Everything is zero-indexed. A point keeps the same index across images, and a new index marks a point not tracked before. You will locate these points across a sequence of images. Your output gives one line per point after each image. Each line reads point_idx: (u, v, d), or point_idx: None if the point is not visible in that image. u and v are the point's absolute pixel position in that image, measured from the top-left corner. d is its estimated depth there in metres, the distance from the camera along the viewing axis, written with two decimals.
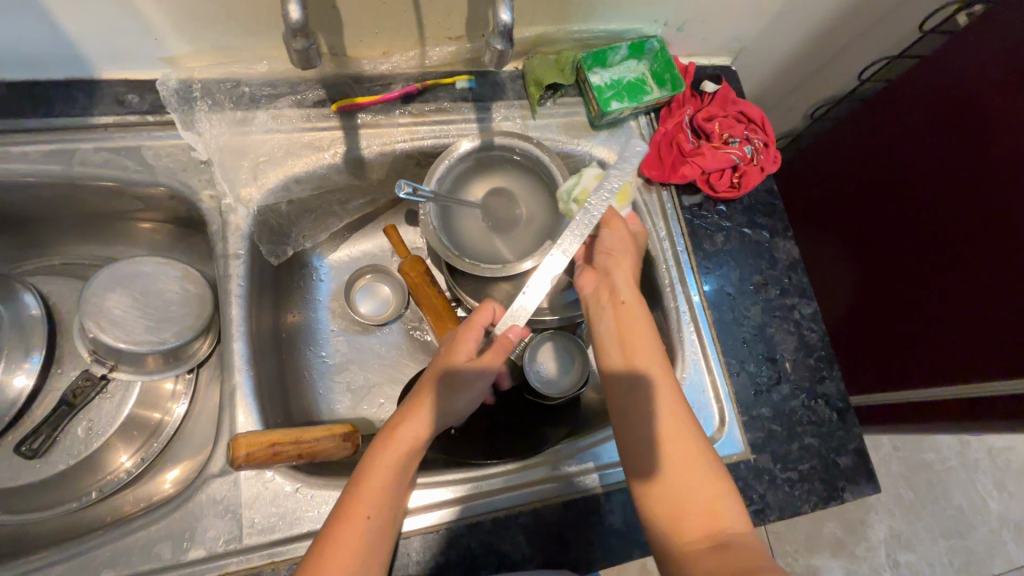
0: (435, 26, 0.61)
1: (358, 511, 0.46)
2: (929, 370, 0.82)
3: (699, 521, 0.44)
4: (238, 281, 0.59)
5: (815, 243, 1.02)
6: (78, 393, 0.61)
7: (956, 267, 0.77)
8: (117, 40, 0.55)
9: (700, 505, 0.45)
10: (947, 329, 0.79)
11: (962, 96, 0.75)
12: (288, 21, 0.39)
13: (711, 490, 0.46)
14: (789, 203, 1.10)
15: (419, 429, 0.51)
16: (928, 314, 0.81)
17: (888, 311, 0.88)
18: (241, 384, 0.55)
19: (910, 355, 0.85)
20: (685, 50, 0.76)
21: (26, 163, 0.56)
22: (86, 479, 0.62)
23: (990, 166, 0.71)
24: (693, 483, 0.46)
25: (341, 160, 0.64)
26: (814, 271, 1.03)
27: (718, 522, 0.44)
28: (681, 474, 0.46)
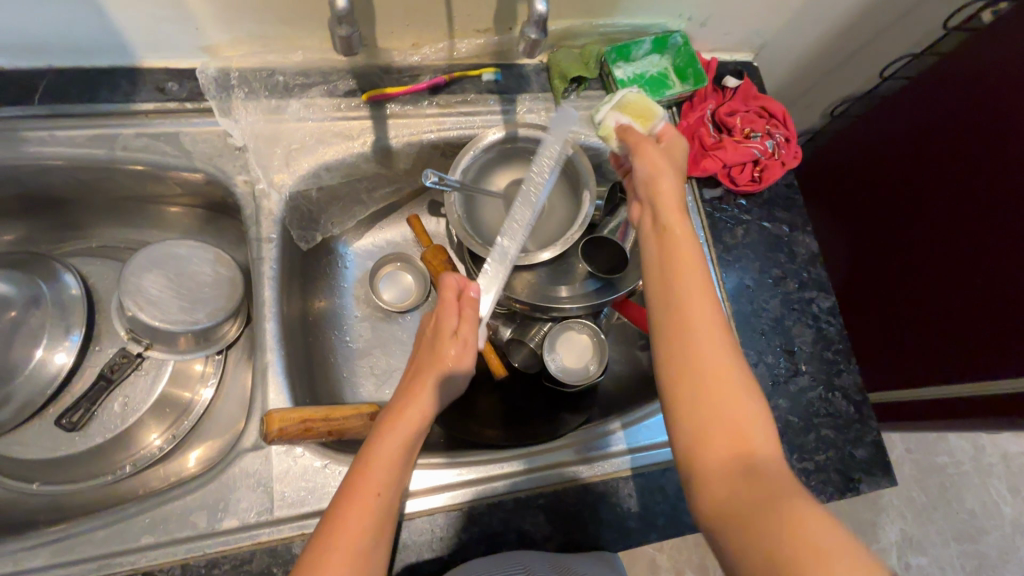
0: (464, 18, 0.62)
1: (365, 488, 0.46)
2: (944, 369, 0.82)
3: (726, 438, 0.40)
4: (269, 264, 0.60)
5: (833, 242, 1.02)
6: (116, 368, 0.63)
7: (976, 268, 0.77)
8: (160, 29, 0.57)
9: (734, 424, 0.40)
10: (962, 327, 0.79)
11: (990, 96, 0.74)
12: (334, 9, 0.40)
13: (750, 413, 0.41)
14: (807, 201, 1.10)
15: (425, 405, 0.51)
16: (947, 314, 0.81)
17: (905, 310, 0.88)
18: (272, 363, 0.57)
19: (925, 353, 0.85)
20: (708, 46, 0.76)
21: (71, 146, 0.59)
22: (120, 453, 0.64)
23: (1010, 165, 0.72)
24: (733, 401, 0.41)
25: (370, 148, 0.65)
26: (830, 269, 1.03)
27: (754, 445, 0.40)
28: (715, 405, 0.41)
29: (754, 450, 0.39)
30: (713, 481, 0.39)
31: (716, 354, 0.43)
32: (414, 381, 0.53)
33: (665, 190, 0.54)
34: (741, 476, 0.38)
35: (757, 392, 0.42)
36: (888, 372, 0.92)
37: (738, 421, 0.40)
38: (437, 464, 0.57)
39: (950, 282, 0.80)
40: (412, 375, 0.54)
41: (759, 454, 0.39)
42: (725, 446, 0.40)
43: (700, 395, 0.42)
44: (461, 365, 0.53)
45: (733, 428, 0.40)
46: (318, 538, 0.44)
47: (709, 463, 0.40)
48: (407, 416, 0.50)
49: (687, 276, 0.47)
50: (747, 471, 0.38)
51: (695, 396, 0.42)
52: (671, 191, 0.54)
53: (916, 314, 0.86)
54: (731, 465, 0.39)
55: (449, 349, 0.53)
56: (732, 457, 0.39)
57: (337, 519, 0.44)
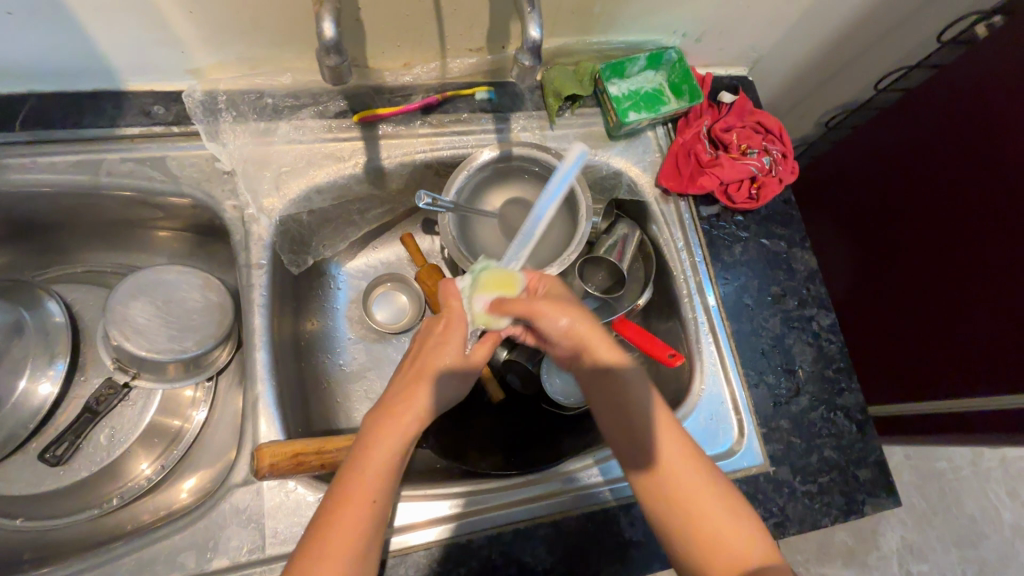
0: (456, 38, 0.62)
1: (362, 497, 0.43)
2: (951, 383, 0.81)
3: (724, 572, 0.43)
4: (260, 290, 0.59)
5: (831, 254, 1.02)
6: (101, 400, 0.62)
7: (977, 282, 0.76)
8: (145, 51, 0.56)
9: (728, 550, 0.43)
10: (963, 339, 0.78)
11: (985, 105, 0.74)
12: (322, 39, 0.37)
13: (732, 521, 0.44)
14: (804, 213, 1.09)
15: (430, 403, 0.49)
16: (951, 324, 0.80)
17: (910, 319, 0.86)
18: (263, 394, 0.56)
19: (927, 365, 0.84)
20: (703, 61, 0.76)
21: (55, 173, 0.57)
22: (107, 486, 0.62)
23: (1004, 173, 0.71)
24: (720, 517, 0.45)
25: (362, 170, 0.64)
26: (828, 281, 1.03)
27: (746, 556, 0.43)
28: (708, 521, 0.44)
29: (749, 566, 0.43)
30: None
31: (694, 475, 0.46)
32: (409, 380, 0.50)
33: (587, 335, 0.51)
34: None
35: (716, 485, 0.46)
36: (892, 384, 0.90)
37: (719, 524, 0.44)
38: (432, 495, 0.55)
39: (954, 291, 0.79)
40: (406, 376, 0.51)
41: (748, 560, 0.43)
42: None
43: (689, 527, 0.44)
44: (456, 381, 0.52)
45: (726, 549, 0.43)
46: (313, 549, 0.41)
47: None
48: (408, 417, 0.47)
49: (643, 416, 0.48)
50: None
51: (697, 539, 0.44)
52: (601, 336, 0.51)
53: (920, 324, 0.84)
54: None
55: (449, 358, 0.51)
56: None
57: (338, 509, 0.43)
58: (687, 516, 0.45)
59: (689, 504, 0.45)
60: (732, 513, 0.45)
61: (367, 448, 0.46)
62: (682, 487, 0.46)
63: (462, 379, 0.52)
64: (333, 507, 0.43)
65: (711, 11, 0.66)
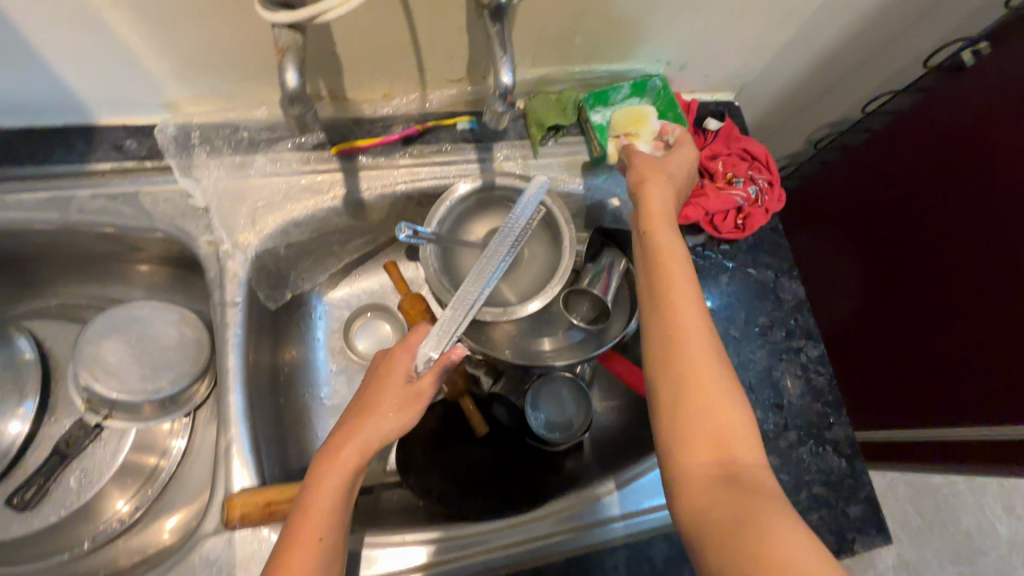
0: (435, 70, 0.61)
1: (308, 537, 0.44)
2: (958, 411, 0.79)
3: (708, 447, 0.41)
4: (233, 330, 0.57)
5: (825, 281, 1.01)
6: (71, 442, 0.60)
7: (979, 302, 0.75)
8: (115, 87, 0.54)
9: (718, 428, 0.42)
10: (966, 362, 0.77)
11: (973, 128, 0.74)
12: (285, 89, 0.38)
13: (732, 404, 0.43)
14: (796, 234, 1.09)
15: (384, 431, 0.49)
16: (950, 348, 0.79)
17: (909, 343, 0.85)
18: (236, 439, 0.54)
19: (930, 391, 0.83)
20: (688, 87, 0.75)
21: (23, 211, 0.56)
22: (80, 528, 0.60)
23: (1002, 193, 0.71)
24: (720, 399, 0.43)
25: (341, 202, 0.63)
26: (824, 306, 1.02)
27: (739, 441, 0.41)
28: (705, 393, 0.43)
29: (735, 454, 0.41)
30: (694, 489, 0.40)
31: (703, 348, 0.45)
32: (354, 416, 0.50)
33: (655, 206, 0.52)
34: (725, 482, 0.40)
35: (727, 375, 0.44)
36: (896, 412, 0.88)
37: (717, 408, 0.42)
38: (412, 541, 0.54)
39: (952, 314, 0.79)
40: (354, 411, 0.51)
41: (737, 451, 0.41)
42: (706, 452, 0.41)
43: (684, 380, 0.43)
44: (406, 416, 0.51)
45: (712, 429, 0.42)
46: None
47: (693, 462, 0.41)
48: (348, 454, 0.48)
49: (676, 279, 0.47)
50: (729, 476, 0.40)
51: (682, 415, 0.42)
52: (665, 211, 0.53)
53: (919, 348, 0.84)
54: (714, 471, 0.40)
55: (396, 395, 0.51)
56: (715, 461, 0.41)
57: (291, 550, 0.43)
58: (684, 384, 0.43)
59: (693, 355, 0.44)
60: (740, 402, 0.43)
61: (313, 490, 0.46)
62: (690, 348, 0.44)
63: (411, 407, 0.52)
64: (282, 549, 0.44)
65: (694, 39, 0.66)
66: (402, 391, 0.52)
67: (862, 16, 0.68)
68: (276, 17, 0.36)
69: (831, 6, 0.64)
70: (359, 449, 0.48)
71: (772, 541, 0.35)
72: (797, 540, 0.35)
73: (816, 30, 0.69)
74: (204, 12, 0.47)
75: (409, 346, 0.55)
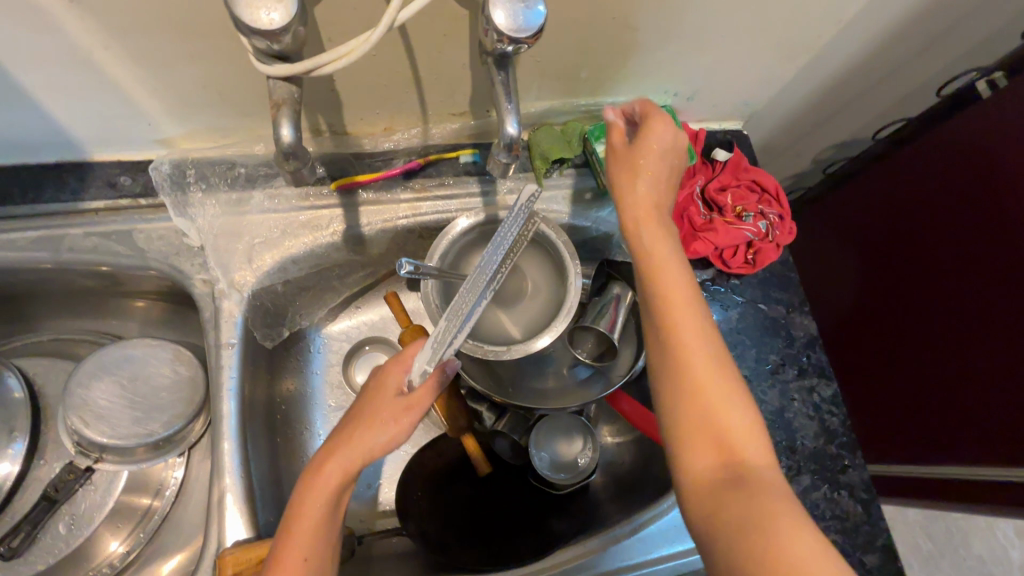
0: (438, 104, 0.59)
1: (291, 559, 0.44)
2: (986, 444, 0.79)
3: (711, 450, 0.41)
4: (228, 373, 0.56)
5: (843, 312, 1.01)
6: (60, 486, 0.58)
7: (992, 335, 0.77)
8: (109, 125, 0.53)
9: (721, 430, 0.41)
10: (987, 393, 0.78)
11: (978, 165, 0.76)
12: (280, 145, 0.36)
13: (736, 407, 0.42)
14: (810, 261, 1.08)
15: (373, 444, 0.48)
16: (976, 378, 0.80)
17: (931, 374, 0.86)
18: (231, 488, 0.52)
19: (956, 423, 0.83)
20: (695, 116, 0.74)
21: (12, 251, 0.54)
22: (70, 574, 0.59)
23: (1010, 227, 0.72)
24: (722, 401, 0.42)
25: (340, 238, 0.61)
26: (843, 335, 1.02)
27: (744, 444, 0.41)
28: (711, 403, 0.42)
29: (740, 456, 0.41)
30: (700, 492, 0.40)
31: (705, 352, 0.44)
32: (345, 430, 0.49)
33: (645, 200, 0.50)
34: (731, 484, 0.39)
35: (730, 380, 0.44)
36: (929, 445, 0.88)
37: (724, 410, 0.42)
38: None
39: (974, 344, 0.79)
40: (345, 422, 0.50)
41: (743, 453, 0.41)
42: (710, 453, 0.41)
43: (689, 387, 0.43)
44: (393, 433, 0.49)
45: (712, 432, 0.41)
46: None
47: (699, 470, 0.41)
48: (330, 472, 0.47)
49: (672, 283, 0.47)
50: (737, 474, 0.40)
51: (687, 418, 0.42)
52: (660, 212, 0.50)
53: (944, 379, 0.84)
54: (721, 474, 0.40)
55: (385, 411, 0.49)
56: (719, 466, 0.40)
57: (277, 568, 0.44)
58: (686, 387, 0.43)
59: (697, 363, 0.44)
60: (748, 414, 0.42)
61: (299, 510, 0.46)
62: (693, 356, 0.44)
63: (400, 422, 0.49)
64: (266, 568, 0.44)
65: (702, 70, 0.64)
66: (390, 409, 0.50)
67: (874, 46, 0.66)
68: (271, 69, 0.34)
69: (843, 37, 0.63)
70: (342, 472, 0.47)
71: (776, 546, 0.35)
72: (804, 546, 0.35)
73: (827, 61, 0.67)
74: (201, 54, 0.46)
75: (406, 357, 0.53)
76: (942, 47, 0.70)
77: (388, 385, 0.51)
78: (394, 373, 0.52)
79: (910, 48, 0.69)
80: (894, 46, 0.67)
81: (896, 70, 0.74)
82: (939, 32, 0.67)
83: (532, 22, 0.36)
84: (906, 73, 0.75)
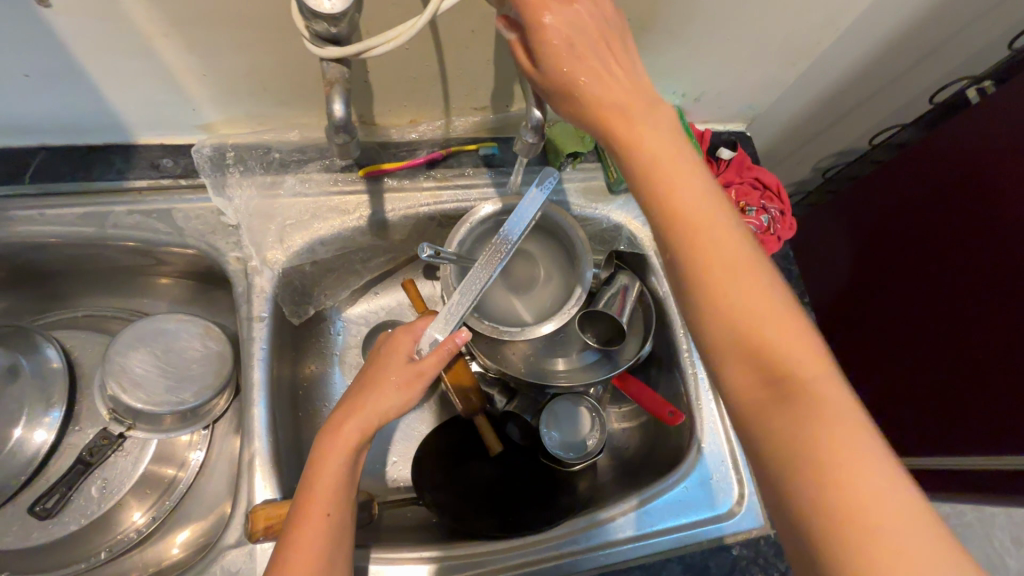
0: (462, 99, 0.63)
1: (315, 511, 0.47)
2: (961, 438, 0.82)
3: (755, 372, 0.36)
4: (260, 344, 0.59)
5: (848, 319, 1.02)
6: (95, 452, 0.61)
7: (978, 334, 0.79)
8: (156, 110, 0.57)
9: (763, 344, 0.36)
10: (967, 390, 0.81)
11: (970, 170, 0.78)
12: (333, 119, 0.40)
13: (770, 312, 0.36)
14: (810, 265, 1.11)
15: (388, 404, 0.52)
16: (973, 373, 0.80)
17: (934, 373, 0.86)
18: (259, 451, 0.55)
19: (934, 418, 0.86)
20: (702, 117, 0.78)
21: (61, 225, 0.58)
22: (97, 539, 0.61)
23: (999, 228, 0.75)
24: (756, 312, 0.36)
25: (366, 222, 0.65)
26: (837, 332, 1.05)
27: (795, 368, 0.35)
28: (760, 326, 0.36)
29: (791, 368, 0.35)
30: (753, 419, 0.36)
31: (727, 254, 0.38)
32: (358, 394, 0.53)
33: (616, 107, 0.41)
34: (782, 403, 0.35)
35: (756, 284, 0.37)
36: (911, 439, 0.91)
37: (757, 318, 0.36)
38: (415, 559, 0.57)
39: (970, 340, 0.80)
40: (359, 386, 0.54)
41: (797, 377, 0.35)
42: (750, 379, 0.36)
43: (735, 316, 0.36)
44: (405, 393, 0.53)
45: (753, 354, 0.36)
46: (280, 556, 0.45)
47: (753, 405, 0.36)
48: (346, 431, 0.51)
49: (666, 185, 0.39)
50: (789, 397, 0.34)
51: (723, 342, 0.37)
52: (646, 107, 0.41)
53: (936, 378, 0.86)
54: (768, 396, 0.35)
55: (397, 374, 0.54)
56: (767, 387, 0.35)
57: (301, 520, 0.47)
58: (716, 303, 0.37)
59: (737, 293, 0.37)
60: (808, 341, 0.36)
61: (318, 470, 0.49)
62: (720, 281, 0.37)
63: (413, 383, 0.54)
64: (296, 521, 0.47)
65: (710, 74, 0.69)
66: (402, 372, 0.54)
67: (870, 56, 0.71)
68: (325, 52, 0.38)
69: (841, 45, 0.67)
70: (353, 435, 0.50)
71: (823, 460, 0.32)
72: (882, 474, 0.32)
73: (826, 68, 0.72)
74: (248, 45, 0.50)
75: (413, 328, 0.58)
76: (934, 57, 0.75)
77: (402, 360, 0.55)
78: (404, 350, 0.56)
79: (904, 57, 0.73)
80: (888, 56, 0.72)
81: (890, 79, 0.78)
82: (931, 43, 0.71)
83: None
84: (899, 82, 0.79)
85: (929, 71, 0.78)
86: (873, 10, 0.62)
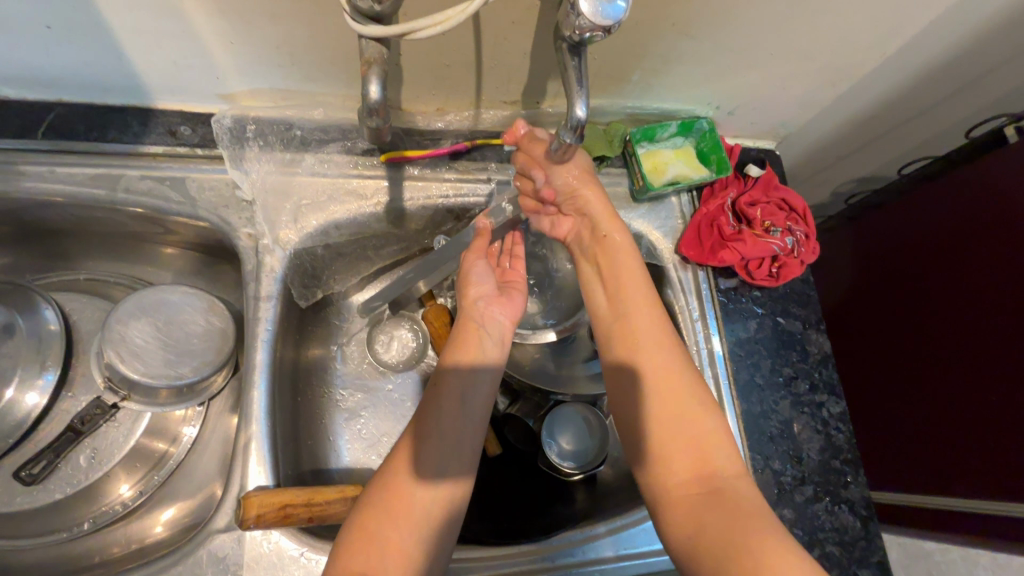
0: (492, 91, 0.61)
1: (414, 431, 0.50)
2: (954, 481, 0.81)
3: (688, 464, 0.48)
4: (264, 325, 0.57)
5: (854, 342, 1.02)
6: (88, 420, 0.59)
7: (981, 373, 0.78)
8: (178, 75, 0.56)
9: (700, 447, 0.49)
10: (963, 430, 0.80)
11: (994, 206, 0.77)
12: (367, 100, 0.41)
13: (703, 427, 0.50)
14: (826, 289, 1.10)
15: (484, 285, 0.59)
16: (988, 409, 0.77)
17: (946, 409, 0.83)
18: (257, 435, 0.54)
19: (929, 459, 0.85)
20: (733, 132, 0.76)
21: (72, 185, 0.57)
22: (81, 509, 0.60)
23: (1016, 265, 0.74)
24: (697, 423, 0.50)
25: (383, 209, 0.63)
26: (846, 358, 1.04)
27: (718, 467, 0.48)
28: (683, 438, 0.49)
29: (713, 471, 0.48)
30: (679, 507, 0.47)
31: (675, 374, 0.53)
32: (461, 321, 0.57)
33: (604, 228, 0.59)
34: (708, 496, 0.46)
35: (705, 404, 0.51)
36: (905, 475, 0.89)
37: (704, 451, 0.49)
38: None
39: (979, 377, 0.78)
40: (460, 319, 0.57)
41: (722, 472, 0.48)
42: (684, 468, 0.48)
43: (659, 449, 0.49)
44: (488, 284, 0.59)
45: (692, 450, 0.49)
46: (384, 470, 0.48)
47: (677, 489, 0.48)
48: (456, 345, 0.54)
49: (635, 313, 0.56)
50: (713, 491, 0.46)
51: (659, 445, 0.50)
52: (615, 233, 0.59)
53: (934, 414, 0.85)
54: (697, 488, 0.47)
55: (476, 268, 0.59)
56: (697, 478, 0.47)
57: (383, 502, 0.46)
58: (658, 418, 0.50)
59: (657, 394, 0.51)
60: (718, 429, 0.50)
61: (398, 451, 0.49)
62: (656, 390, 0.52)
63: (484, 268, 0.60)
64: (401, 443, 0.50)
65: (746, 88, 0.67)
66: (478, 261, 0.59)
67: (912, 82, 0.68)
68: (367, 29, 0.38)
69: (885, 70, 0.66)
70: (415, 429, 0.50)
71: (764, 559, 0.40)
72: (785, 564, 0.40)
73: (866, 92, 0.70)
74: (279, 16, 0.48)
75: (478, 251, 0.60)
76: (973, 89, 0.73)
77: (468, 297, 0.58)
78: (473, 283, 0.59)
79: (946, 89, 0.71)
80: (930, 86, 0.70)
81: (926, 109, 0.76)
82: (974, 75, 0.69)
83: (611, 15, 0.38)
84: (935, 113, 0.78)
85: (966, 104, 0.76)
86: (921, 35, 0.60)
